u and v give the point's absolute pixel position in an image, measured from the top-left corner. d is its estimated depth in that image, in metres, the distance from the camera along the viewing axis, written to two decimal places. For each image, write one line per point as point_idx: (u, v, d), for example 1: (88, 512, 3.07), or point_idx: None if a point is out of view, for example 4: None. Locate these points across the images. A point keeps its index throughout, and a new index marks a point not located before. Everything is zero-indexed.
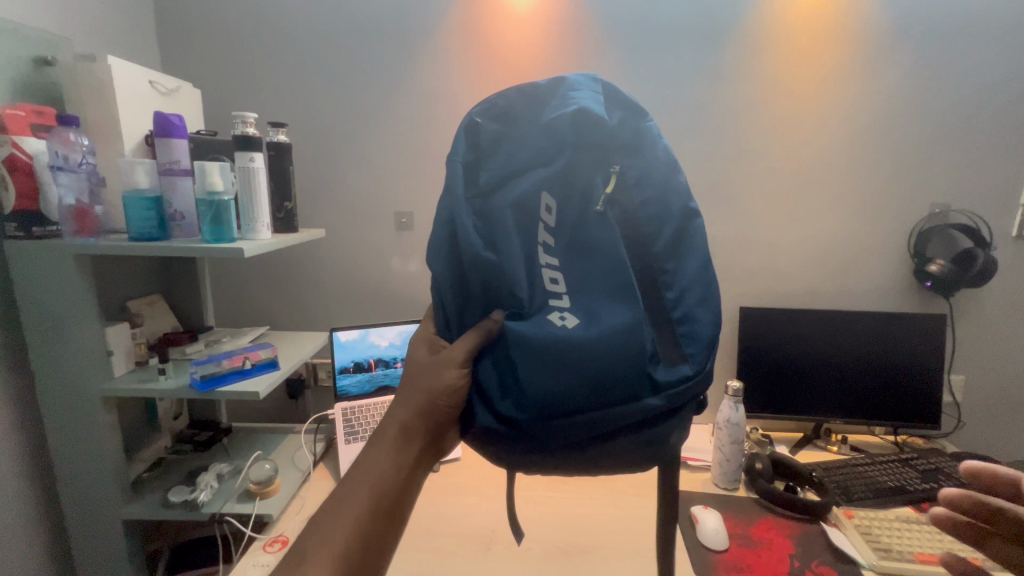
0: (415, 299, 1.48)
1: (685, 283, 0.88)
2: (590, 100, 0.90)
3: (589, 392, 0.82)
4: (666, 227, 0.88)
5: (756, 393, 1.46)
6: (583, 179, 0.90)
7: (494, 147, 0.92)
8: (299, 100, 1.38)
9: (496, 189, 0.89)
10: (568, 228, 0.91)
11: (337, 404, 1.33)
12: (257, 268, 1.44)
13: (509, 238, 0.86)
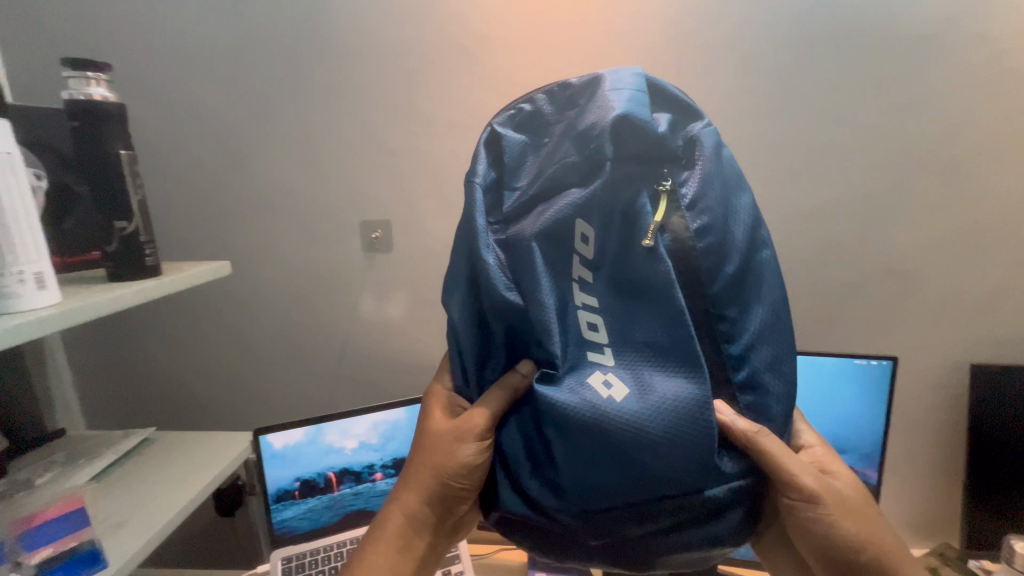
0: (402, 360, 0.91)
1: (772, 354, 0.39)
2: (640, 88, 0.41)
3: (656, 491, 0.37)
4: (737, 266, 0.40)
5: (984, 526, 0.81)
6: (625, 206, 0.41)
7: (513, 167, 0.43)
8: (187, 41, 0.80)
9: (517, 226, 0.41)
10: (609, 268, 0.42)
11: (274, 556, 0.79)
12: (155, 321, 0.92)
13: (539, 282, 0.39)
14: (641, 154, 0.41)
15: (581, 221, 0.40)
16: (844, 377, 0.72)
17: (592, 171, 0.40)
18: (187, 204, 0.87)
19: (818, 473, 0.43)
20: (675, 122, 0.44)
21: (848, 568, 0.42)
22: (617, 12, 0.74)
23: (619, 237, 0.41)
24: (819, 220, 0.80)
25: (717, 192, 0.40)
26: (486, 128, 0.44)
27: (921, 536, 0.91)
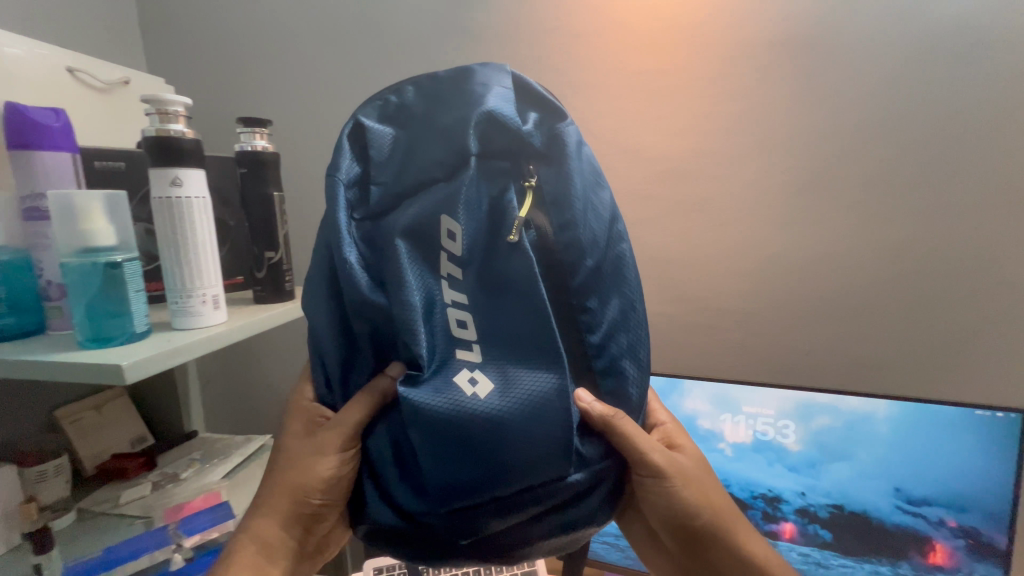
0: None
1: (624, 334, 0.44)
2: (495, 88, 0.44)
3: (512, 485, 0.39)
4: (596, 258, 0.44)
5: None
6: (492, 202, 0.44)
7: (379, 161, 0.44)
8: (314, 92, 0.91)
9: (385, 223, 0.43)
10: (476, 265, 0.44)
11: (369, 565, 0.83)
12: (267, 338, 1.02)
13: (405, 281, 0.41)
14: (505, 150, 0.45)
15: (446, 216, 0.43)
16: (963, 427, 0.67)
17: (457, 168, 0.43)
18: (304, 234, 0.97)
19: (665, 453, 0.50)
20: (543, 118, 0.47)
21: (687, 529, 0.53)
22: (707, 61, 0.77)
23: (483, 231, 0.44)
24: (930, 258, 0.76)
25: (580, 187, 0.44)
26: (351, 121, 0.45)
27: None
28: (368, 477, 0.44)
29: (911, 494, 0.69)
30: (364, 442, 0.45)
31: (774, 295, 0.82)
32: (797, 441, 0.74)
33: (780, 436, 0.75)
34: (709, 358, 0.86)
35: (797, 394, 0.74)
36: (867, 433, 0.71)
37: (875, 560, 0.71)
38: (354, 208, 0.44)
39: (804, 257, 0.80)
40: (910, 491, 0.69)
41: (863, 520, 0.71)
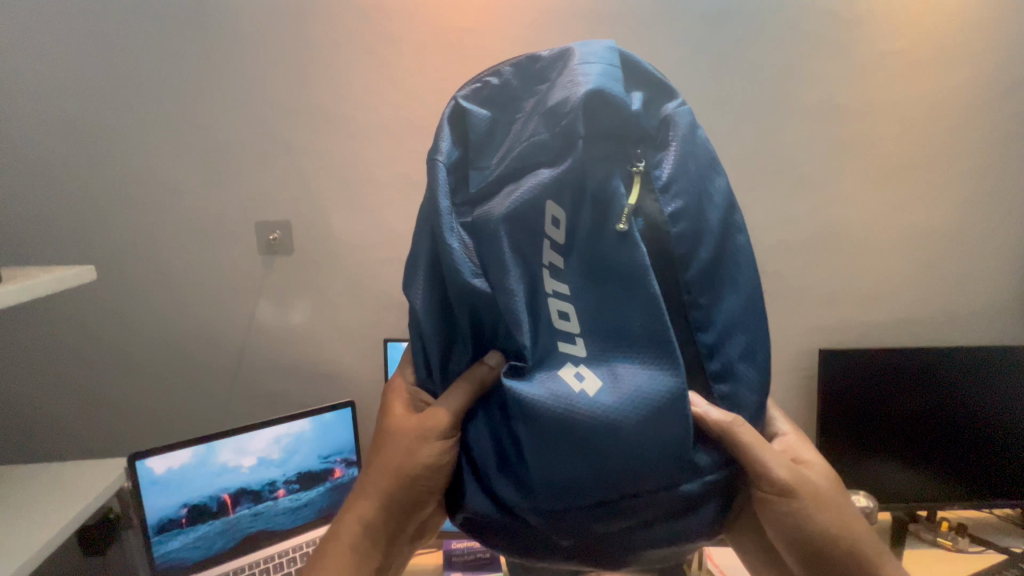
0: (303, 369, 0.88)
1: (741, 333, 0.39)
2: (606, 64, 0.39)
3: (623, 486, 0.36)
4: (710, 249, 0.39)
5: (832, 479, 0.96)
6: (598, 188, 0.39)
7: (482, 146, 0.41)
8: (62, 32, 0.76)
9: (487, 207, 0.39)
10: (579, 251, 0.40)
11: None
12: (25, 338, 0.85)
13: (506, 268, 0.38)
14: (612, 132, 0.40)
15: (550, 203, 0.39)
16: None
17: (563, 152, 0.39)
18: (68, 210, 0.82)
19: (791, 465, 0.42)
20: (650, 101, 0.42)
21: (822, 562, 0.42)
22: (501, 38, 0.78)
23: (590, 219, 0.40)
24: None
25: (691, 176, 0.40)
26: (450, 103, 0.42)
27: None
28: (463, 468, 0.42)
29: None
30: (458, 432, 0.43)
31: None
32: None
33: None
34: None
35: None
36: None
37: None
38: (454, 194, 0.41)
39: None
40: None
41: None
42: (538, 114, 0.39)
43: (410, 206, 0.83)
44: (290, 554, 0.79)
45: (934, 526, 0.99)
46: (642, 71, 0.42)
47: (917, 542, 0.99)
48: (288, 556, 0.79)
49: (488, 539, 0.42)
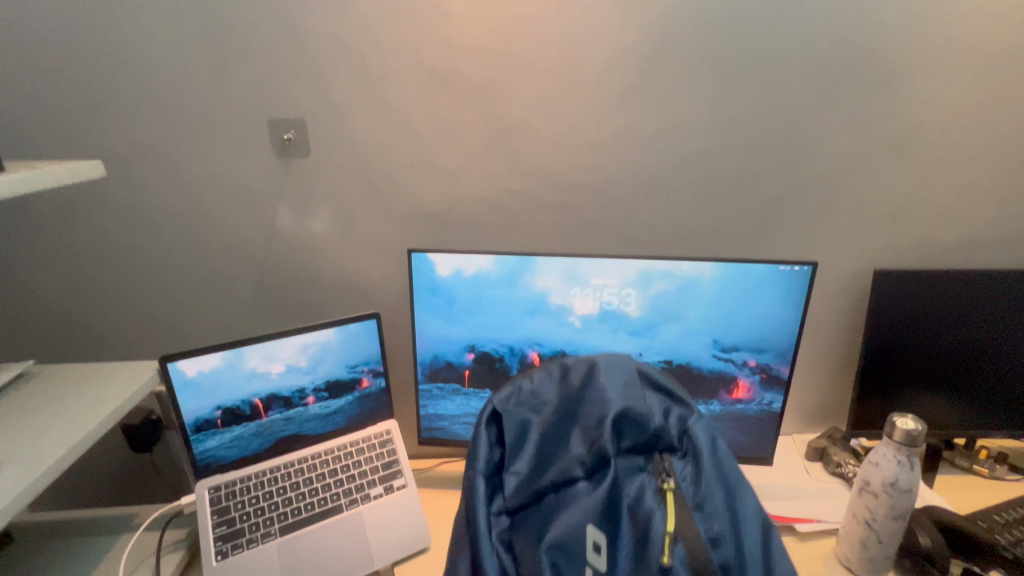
0: (326, 279, 0.87)
1: (731, 541, 0.54)
2: (623, 384, 0.61)
3: None
4: (719, 497, 0.56)
5: (871, 406, 0.92)
6: (631, 500, 0.55)
7: (520, 446, 0.60)
8: None
9: (537, 484, 0.58)
10: (607, 505, 0.55)
11: (199, 487, 0.75)
12: (49, 243, 0.84)
13: (548, 548, 0.54)
14: (638, 446, 0.58)
15: (582, 479, 0.57)
16: (770, 280, 0.76)
17: (597, 466, 0.57)
18: (73, 105, 0.77)
19: None
20: (669, 408, 0.61)
21: None
22: None
23: (624, 492, 0.56)
24: (755, 125, 0.80)
25: (720, 500, 0.55)
26: (494, 403, 0.63)
27: (811, 419, 1.06)
28: None
29: (725, 343, 0.79)
30: None
31: (621, 169, 0.82)
32: (637, 308, 0.78)
33: (623, 303, 0.79)
34: (561, 235, 0.86)
35: (638, 263, 0.77)
36: (695, 294, 0.77)
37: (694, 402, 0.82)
38: (496, 495, 0.60)
39: (642, 132, 0.80)
40: (725, 341, 0.79)
41: (687, 371, 0.81)
42: (574, 429, 0.60)
43: (434, 104, 0.77)
44: (322, 455, 0.82)
45: (970, 454, 0.96)
46: (660, 379, 0.63)
47: (949, 468, 0.97)
48: (321, 459, 0.82)
49: None
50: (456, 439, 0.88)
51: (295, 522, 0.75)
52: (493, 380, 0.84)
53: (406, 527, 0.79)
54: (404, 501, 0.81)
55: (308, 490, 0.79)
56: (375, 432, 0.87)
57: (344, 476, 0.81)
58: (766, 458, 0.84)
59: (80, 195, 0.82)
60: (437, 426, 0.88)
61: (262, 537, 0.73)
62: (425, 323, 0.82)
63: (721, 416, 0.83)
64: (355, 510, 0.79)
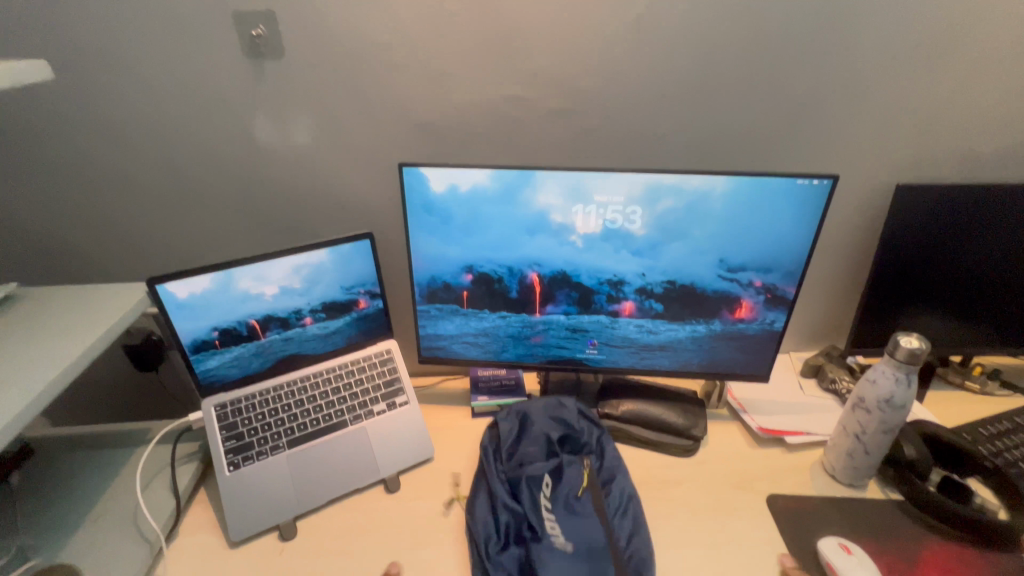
0: (314, 196, 0.82)
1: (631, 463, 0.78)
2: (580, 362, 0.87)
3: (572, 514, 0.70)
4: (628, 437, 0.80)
5: (873, 325, 0.92)
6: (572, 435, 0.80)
7: (505, 415, 0.83)
8: None
9: (514, 423, 0.81)
10: (555, 445, 0.79)
11: (205, 405, 0.76)
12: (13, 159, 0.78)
13: (515, 457, 0.77)
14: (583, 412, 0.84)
15: (545, 417, 0.82)
16: (785, 196, 0.72)
17: (555, 416, 0.82)
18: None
19: None
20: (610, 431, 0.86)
21: None
22: None
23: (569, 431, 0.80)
24: (785, 15, 0.71)
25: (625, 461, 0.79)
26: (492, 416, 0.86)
27: (810, 338, 1.06)
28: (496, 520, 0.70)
29: (731, 263, 0.76)
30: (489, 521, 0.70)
31: (630, 71, 0.74)
32: (642, 226, 0.75)
33: (627, 222, 0.75)
34: (563, 147, 0.80)
35: (646, 177, 0.72)
36: (704, 211, 0.73)
37: (695, 322, 0.81)
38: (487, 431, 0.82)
39: (655, 26, 0.71)
40: (732, 261, 0.76)
41: (690, 291, 0.79)
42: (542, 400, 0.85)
43: None
44: (324, 375, 0.83)
45: (963, 370, 0.98)
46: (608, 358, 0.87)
47: (942, 384, 0.99)
48: (324, 377, 0.83)
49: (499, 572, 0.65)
50: (457, 358, 0.89)
51: (302, 436, 0.78)
52: (492, 301, 0.83)
53: (409, 440, 0.83)
54: (406, 416, 0.84)
55: (313, 407, 0.81)
56: (376, 352, 0.87)
57: (346, 393, 0.83)
58: (763, 376, 0.85)
59: (37, 104, 0.75)
60: (437, 345, 0.88)
61: (271, 450, 0.76)
62: (420, 243, 0.79)
63: (722, 336, 0.82)
64: (360, 425, 0.81)
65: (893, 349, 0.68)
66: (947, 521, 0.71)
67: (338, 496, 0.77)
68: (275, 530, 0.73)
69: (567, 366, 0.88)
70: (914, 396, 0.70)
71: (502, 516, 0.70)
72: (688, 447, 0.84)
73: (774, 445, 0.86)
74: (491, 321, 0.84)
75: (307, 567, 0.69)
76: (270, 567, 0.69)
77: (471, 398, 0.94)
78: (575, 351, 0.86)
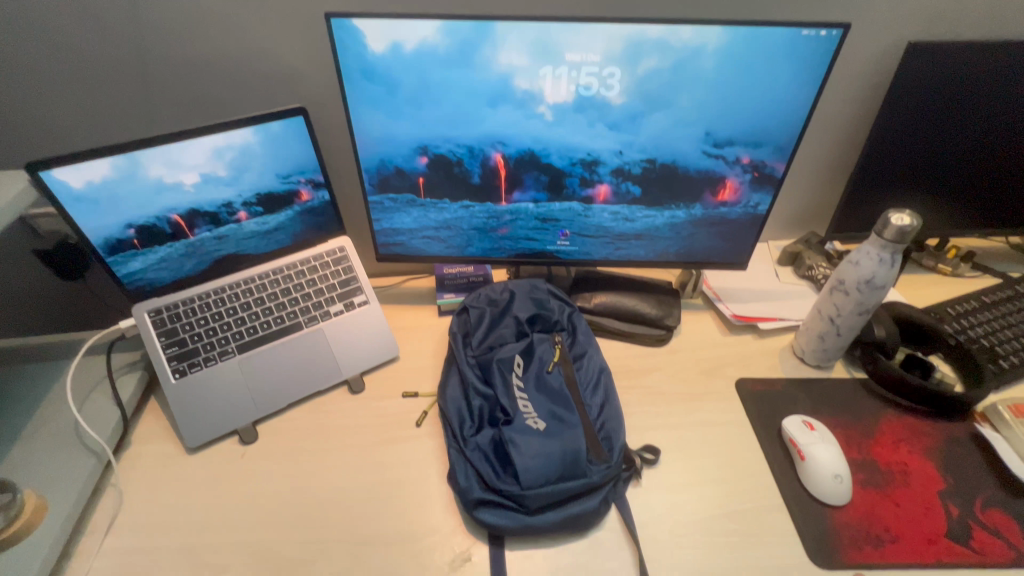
0: (231, 65, 0.68)
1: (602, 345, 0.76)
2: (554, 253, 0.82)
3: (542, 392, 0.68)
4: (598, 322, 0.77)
5: (858, 208, 0.87)
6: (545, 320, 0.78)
7: (477, 304, 0.80)
8: None
9: (484, 310, 0.78)
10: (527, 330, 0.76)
11: (136, 312, 0.68)
12: None
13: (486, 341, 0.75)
14: (557, 299, 0.81)
15: (516, 304, 0.79)
16: (785, 53, 0.62)
17: (527, 302, 0.79)
18: None
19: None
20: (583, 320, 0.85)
21: None
22: None
23: (541, 315, 0.78)
24: None
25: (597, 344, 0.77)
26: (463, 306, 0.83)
27: (790, 226, 1.02)
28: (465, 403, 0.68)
29: (718, 137, 0.68)
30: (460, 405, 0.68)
31: None
32: (620, 93, 0.64)
33: (603, 88, 0.64)
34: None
35: (626, 29, 0.60)
36: (691, 72, 0.63)
37: (674, 207, 0.75)
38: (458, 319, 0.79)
39: None
40: (718, 135, 0.68)
41: (670, 171, 0.71)
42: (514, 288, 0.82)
43: None
44: (270, 276, 0.76)
45: (938, 253, 0.96)
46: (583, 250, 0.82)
47: (915, 268, 0.98)
48: (271, 279, 0.75)
49: (468, 450, 0.63)
50: (418, 255, 0.82)
51: (253, 341, 0.72)
52: (452, 189, 0.74)
53: (370, 341, 0.78)
54: (366, 317, 0.79)
55: (262, 310, 0.74)
56: (327, 250, 0.79)
57: (297, 295, 0.76)
58: (740, 263, 0.81)
59: None
60: (395, 241, 0.80)
61: (219, 357, 0.70)
62: (363, 119, 0.67)
63: (702, 221, 0.76)
64: (316, 328, 0.76)
65: (881, 228, 0.64)
66: (906, 395, 0.73)
67: (299, 399, 0.74)
68: (235, 434, 0.70)
69: (537, 260, 0.82)
70: (895, 278, 0.67)
71: (475, 400, 0.67)
72: (661, 336, 0.82)
73: (746, 333, 0.85)
74: (453, 212, 0.76)
75: (271, 468, 0.67)
76: (232, 469, 0.66)
77: (436, 297, 0.88)
78: (545, 243, 0.80)
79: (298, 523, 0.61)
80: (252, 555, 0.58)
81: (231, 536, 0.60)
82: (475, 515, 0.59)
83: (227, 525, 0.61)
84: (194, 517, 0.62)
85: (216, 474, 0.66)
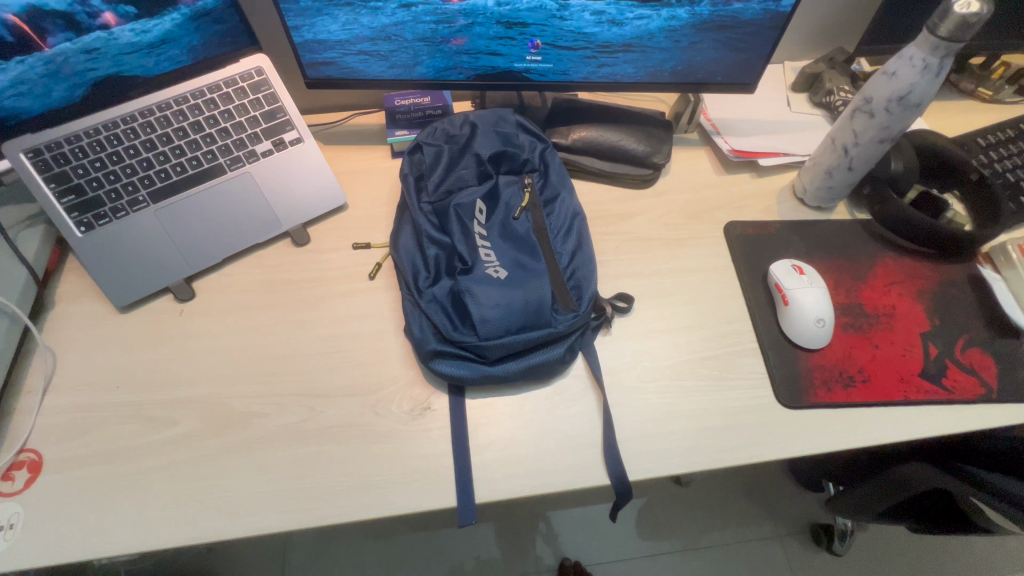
0: None
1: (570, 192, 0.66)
2: (524, 76, 0.67)
3: (503, 239, 0.60)
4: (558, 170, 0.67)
5: (906, 8, 0.70)
6: (510, 157, 0.66)
7: (432, 135, 0.67)
8: None
9: (439, 143, 0.66)
10: (489, 168, 0.65)
11: (9, 151, 0.55)
12: None
13: (441, 182, 0.64)
14: (525, 132, 0.69)
15: (477, 136, 0.66)
16: None
17: (489, 134, 0.67)
18: None
19: None
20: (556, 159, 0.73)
21: None
22: None
23: (506, 151, 0.66)
24: None
25: (568, 187, 0.67)
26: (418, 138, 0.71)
27: (813, 41, 0.85)
28: (420, 253, 0.60)
29: None
30: (413, 254, 0.61)
31: None
32: None
33: None
34: None
35: None
36: None
37: (676, 2, 0.58)
38: (411, 155, 0.67)
39: None
40: None
41: None
42: (475, 117, 0.68)
43: None
44: (173, 107, 0.61)
45: (979, 73, 0.82)
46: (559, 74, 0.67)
47: (949, 93, 0.84)
48: (174, 110, 0.61)
49: (422, 304, 0.57)
50: (356, 79, 0.66)
51: (168, 187, 0.61)
52: None
53: (310, 186, 0.67)
54: (302, 158, 0.67)
55: (171, 150, 0.61)
56: (240, 73, 0.64)
57: (213, 131, 0.63)
58: (748, 84, 0.67)
59: None
60: (325, 60, 0.64)
61: (130, 206, 0.60)
62: None
63: (708, 25, 0.61)
64: (242, 171, 0.64)
65: (936, 23, 0.49)
66: (910, 236, 0.66)
67: (237, 253, 0.66)
68: (169, 292, 0.64)
69: (503, 83, 0.67)
70: (933, 93, 0.54)
71: (429, 249, 0.60)
72: (647, 177, 0.72)
73: (744, 172, 0.75)
74: (391, 15, 0.59)
75: (215, 325, 0.62)
76: (171, 327, 0.61)
77: (387, 135, 0.75)
78: (511, 59, 0.65)
79: (249, 378, 0.58)
80: (204, 408, 0.56)
81: (180, 391, 0.57)
82: (431, 366, 0.55)
83: (175, 381, 0.58)
84: (138, 374, 0.58)
85: (155, 332, 0.61)
